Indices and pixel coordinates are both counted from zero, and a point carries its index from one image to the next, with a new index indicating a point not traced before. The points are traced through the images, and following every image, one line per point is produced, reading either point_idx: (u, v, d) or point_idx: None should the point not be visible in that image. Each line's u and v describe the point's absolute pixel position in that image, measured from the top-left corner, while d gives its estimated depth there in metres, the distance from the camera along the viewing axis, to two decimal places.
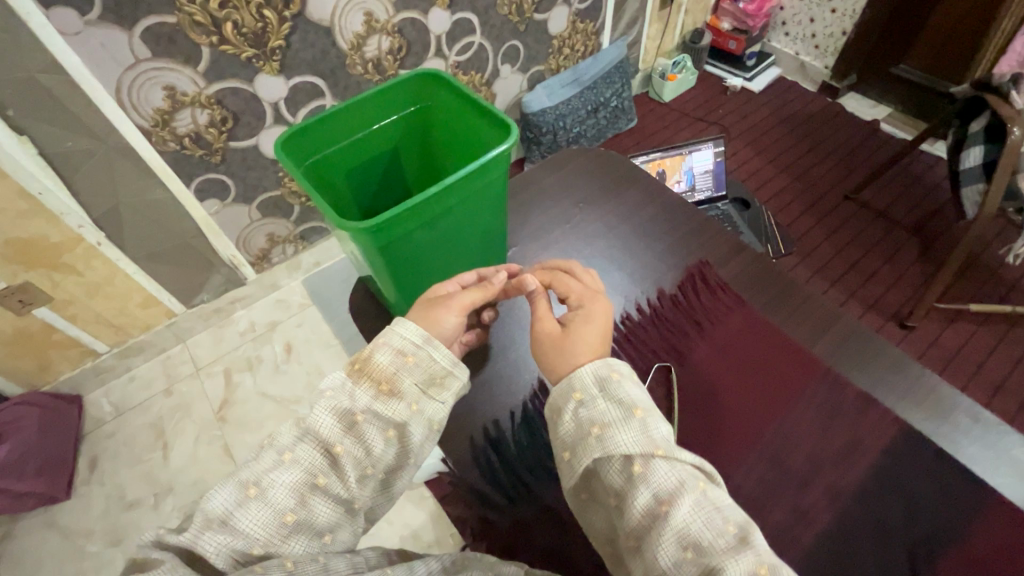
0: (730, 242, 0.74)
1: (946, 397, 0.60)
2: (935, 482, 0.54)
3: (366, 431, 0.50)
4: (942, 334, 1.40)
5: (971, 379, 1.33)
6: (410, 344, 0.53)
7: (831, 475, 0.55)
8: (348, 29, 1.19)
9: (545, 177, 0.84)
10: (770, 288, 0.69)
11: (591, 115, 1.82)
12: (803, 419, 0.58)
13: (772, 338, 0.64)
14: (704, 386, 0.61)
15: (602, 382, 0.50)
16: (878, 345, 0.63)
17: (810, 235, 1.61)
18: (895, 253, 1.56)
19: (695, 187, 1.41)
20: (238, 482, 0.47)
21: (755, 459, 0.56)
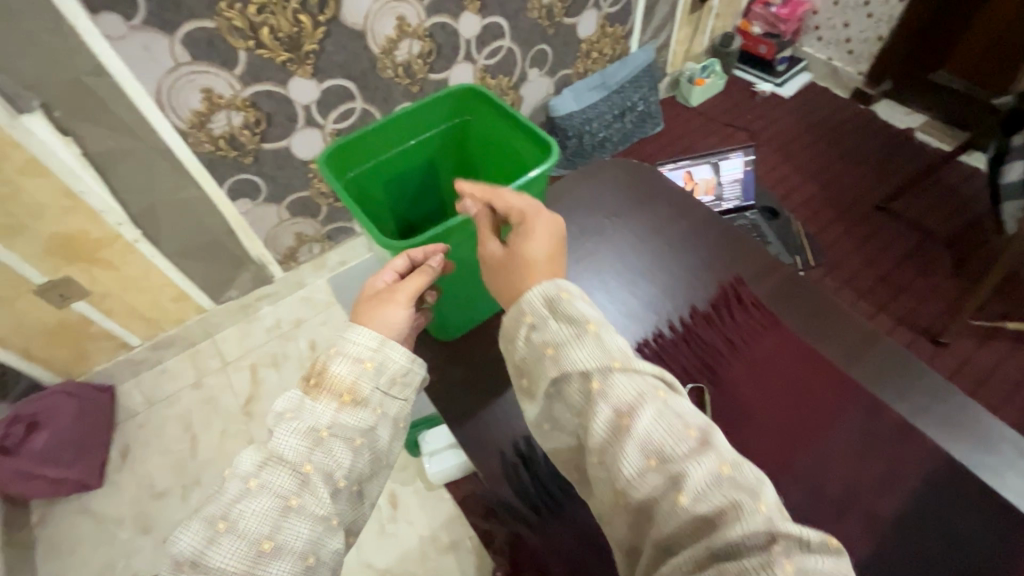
0: (765, 259, 0.73)
1: (989, 426, 0.59)
2: (975, 516, 0.53)
3: (332, 445, 0.51)
4: (976, 352, 1.36)
5: (1006, 400, 1.30)
6: (367, 351, 0.54)
7: (870, 505, 0.54)
8: (380, 34, 1.20)
9: (577, 187, 0.84)
10: (805, 308, 0.68)
11: (617, 119, 1.81)
12: (839, 445, 0.57)
13: (809, 363, 0.63)
14: (738, 408, 0.60)
15: (552, 304, 0.50)
16: (918, 370, 0.62)
17: (840, 246, 1.58)
18: (928, 267, 1.52)
19: (722, 196, 1.39)
20: (206, 517, 0.48)
21: (791, 485, 0.56)
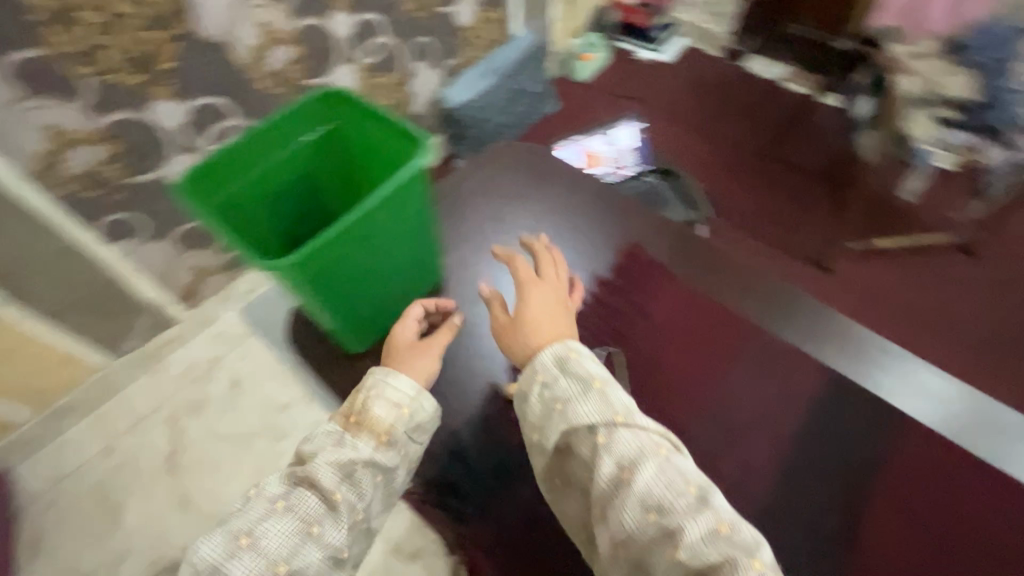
0: (655, 221, 0.77)
1: (852, 337, 0.68)
2: (857, 415, 0.60)
3: (361, 479, 0.57)
4: (859, 272, 1.53)
5: (888, 310, 1.47)
6: (406, 398, 0.60)
7: (772, 428, 0.59)
8: (244, 43, 1.12)
9: (470, 177, 0.84)
10: (696, 259, 0.73)
11: (513, 103, 1.79)
12: (741, 377, 0.63)
13: (703, 310, 0.68)
14: (649, 361, 0.64)
15: (560, 362, 0.57)
16: (793, 302, 0.70)
17: (733, 195, 1.71)
18: (810, 202, 1.67)
19: (620, 164, 1.47)
20: (228, 531, 0.54)
21: (704, 422, 0.60)
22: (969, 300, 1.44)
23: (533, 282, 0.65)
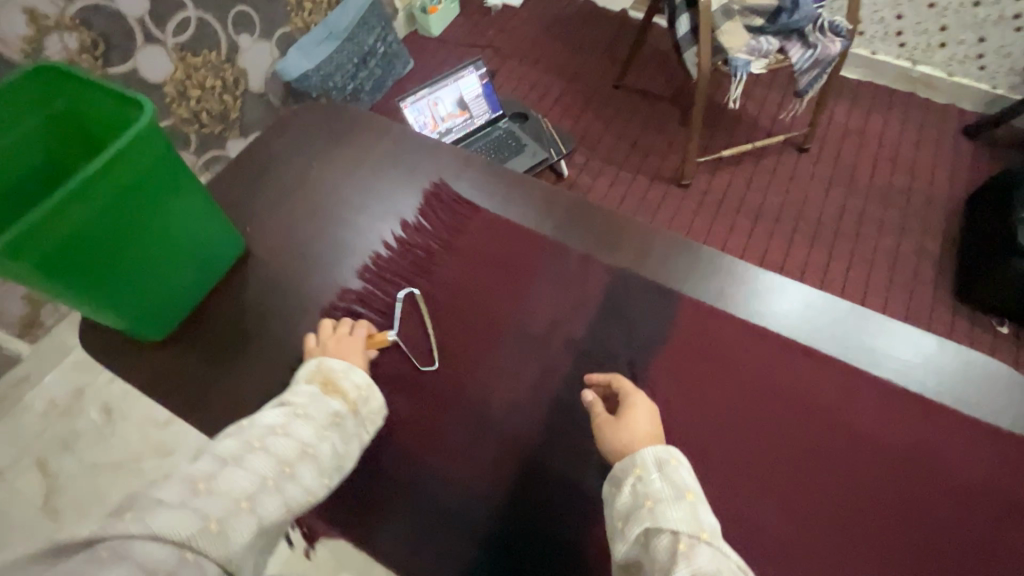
0: (453, 159, 0.85)
1: (640, 234, 0.76)
2: (637, 299, 0.71)
3: (331, 436, 0.60)
4: (710, 185, 1.65)
5: (738, 215, 1.60)
6: (361, 386, 0.65)
7: (565, 330, 0.71)
8: (9, 35, 1.00)
9: (277, 141, 0.89)
10: (494, 188, 0.82)
11: (361, 66, 1.76)
12: (535, 290, 0.73)
13: (500, 234, 0.77)
14: (456, 294, 0.74)
15: (661, 462, 0.54)
16: (584, 213, 0.79)
17: (593, 131, 1.76)
18: (664, 126, 1.76)
19: (472, 113, 1.45)
20: (231, 443, 0.54)
21: (505, 337, 0.71)
22: (800, 195, 1.62)
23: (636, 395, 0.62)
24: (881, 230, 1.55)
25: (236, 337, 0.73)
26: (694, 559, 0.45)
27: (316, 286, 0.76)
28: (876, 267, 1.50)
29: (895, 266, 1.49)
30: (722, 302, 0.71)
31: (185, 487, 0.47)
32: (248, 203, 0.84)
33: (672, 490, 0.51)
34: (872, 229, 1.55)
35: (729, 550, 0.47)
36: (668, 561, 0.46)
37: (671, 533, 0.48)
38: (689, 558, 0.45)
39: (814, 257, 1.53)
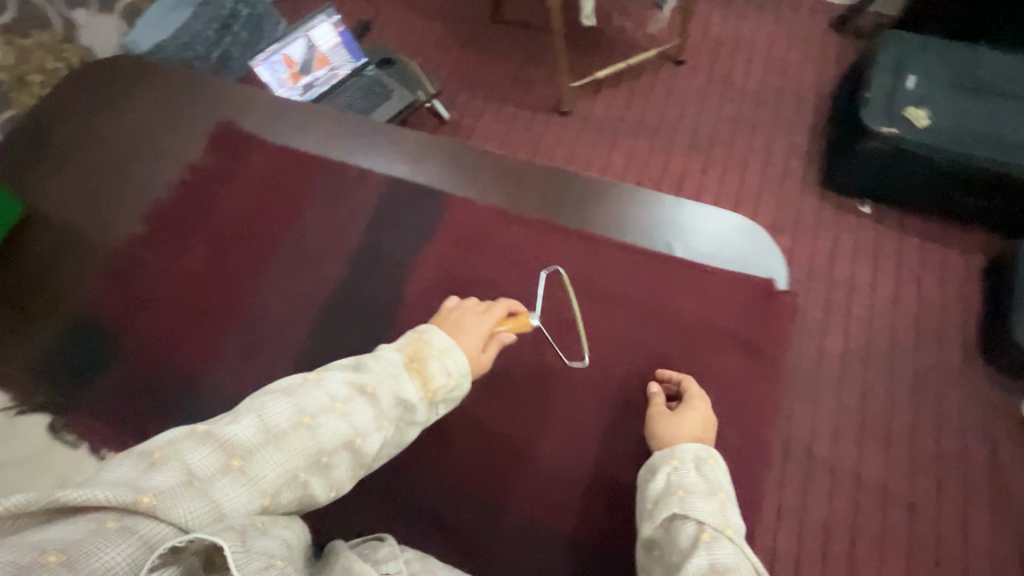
0: (241, 103, 0.93)
1: (403, 149, 0.88)
2: (401, 210, 0.82)
3: (387, 421, 0.61)
4: (591, 108, 1.65)
5: (619, 133, 1.61)
6: (453, 370, 0.66)
7: (338, 244, 0.81)
8: None
9: (75, 101, 0.96)
10: (277, 122, 0.91)
11: (225, 33, 1.58)
12: (307, 211, 0.83)
13: (280, 159, 0.87)
14: (236, 224, 0.84)
15: (699, 459, 0.62)
16: (359, 138, 0.89)
17: (475, 68, 1.74)
18: (544, 55, 1.74)
19: (334, 65, 1.43)
20: (295, 408, 0.57)
21: (279, 257, 0.81)
22: (678, 106, 1.64)
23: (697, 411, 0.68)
24: (754, 132, 1.59)
25: (46, 270, 0.83)
26: (713, 549, 0.54)
27: (117, 221, 0.86)
28: (749, 166, 1.55)
29: (767, 164, 1.55)
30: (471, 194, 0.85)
31: (219, 461, 0.52)
32: (48, 163, 0.92)
33: (705, 485, 0.60)
34: (745, 131, 1.60)
35: (751, 551, 0.55)
36: (690, 543, 0.55)
37: (696, 521, 0.57)
38: (710, 547, 0.54)
39: (693, 165, 1.56)
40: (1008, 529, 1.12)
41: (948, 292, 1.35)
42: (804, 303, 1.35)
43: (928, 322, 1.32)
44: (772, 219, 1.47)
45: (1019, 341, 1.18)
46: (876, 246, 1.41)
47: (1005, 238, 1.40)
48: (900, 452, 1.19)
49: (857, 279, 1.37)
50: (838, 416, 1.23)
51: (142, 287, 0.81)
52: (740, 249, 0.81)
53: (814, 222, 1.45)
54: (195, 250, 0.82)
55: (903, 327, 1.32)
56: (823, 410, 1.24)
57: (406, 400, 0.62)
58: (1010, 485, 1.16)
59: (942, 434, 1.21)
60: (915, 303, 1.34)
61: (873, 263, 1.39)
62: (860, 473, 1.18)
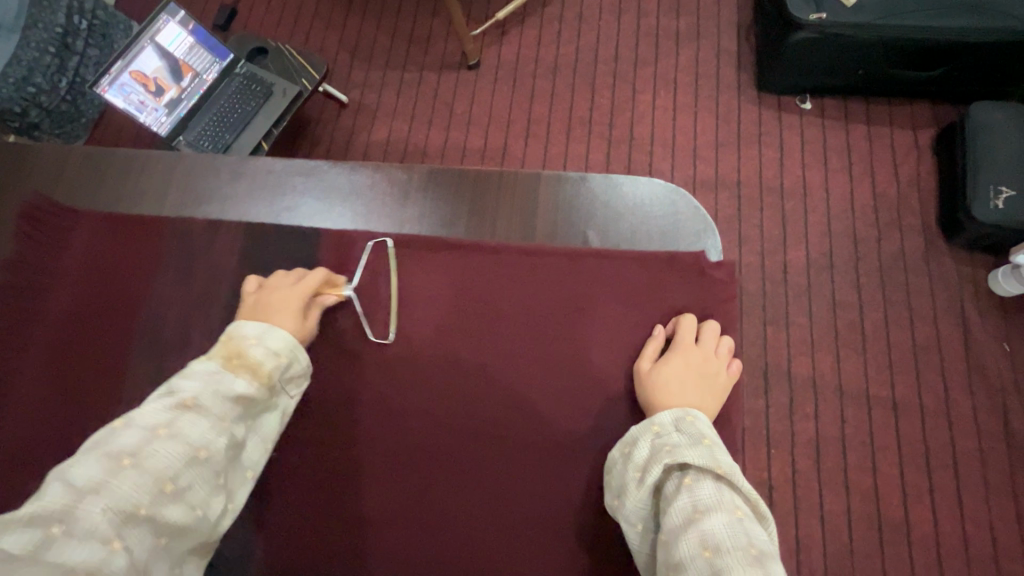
0: (56, 166, 0.76)
1: (263, 180, 0.74)
2: (274, 256, 0.68)
3: (224, 421, 0.49)
4: (500, 55, 1.48)
5: (536, 76, 1.46)
6: (275, 347, 0.56)
7: (206, 317, 0.67)
8: None
9: None
10: (104, 183, 0.75)
11: (67, 55, 1.31)
12: (160, 284, 0.68)
13: (111, 233, 0.71)
14: (76, 318, 0.68)
15: (681, 420, 0.55)
16: (206, 181, 0.74)
17: (362, 37, 1.54)
18: (436, 6, 1.55)
19: (197, 71, 1.23)
20: (103, 454, 0.42)
21: (136, 349, 0.66)
22: (593, 32, 1.48)
23: (693, 359, 0.61)
24: (679, 45, 1.45)
25: None
26: (696, 491, 0.47)
27: None
28: (680, 83, 1.42)
29: (698, 77, 1.42)
30: (352, 218, 0.71)
31: (36, 535, 0.36)
32: None
33: (688, 438, 0.53)
34: (669, 45, 1.46)
35: (743, 485, 0.48)
36: (672, 495, 0.49)
37: (678, 470, 0.50)
38: (693, 492, 0.47)
39: (621, 95, 1.42)
40: (990, 405, 1.12)
41: (902, 176, 1.29)
42: (760, 222, 1.28)
43: (885, 214, 1.27)
44: (713, 136, 1.36)
45: (980, 217, 1.13)
46: (823, 145, 1.33)
47: (950, 107, 1.33)
48: (878, 354, 1.17)
49: (809, 185, 1.30)
50: (812, 332, 1.19)
51: None
52: (664, 219, 0.69)
53: (757, 131, 1.35)
54: (29, 364, 0.66)
55: (862, 224, 1.26)
56: (796, 330, 1.20)
57: (242, 392, 0.51)
58: (987, 364, 1.15)
59: (915, 327, 1.18)
60: (871, 196, 1.28)
61: (824, 163, 1.32)
62: (842, 384, 1.16)
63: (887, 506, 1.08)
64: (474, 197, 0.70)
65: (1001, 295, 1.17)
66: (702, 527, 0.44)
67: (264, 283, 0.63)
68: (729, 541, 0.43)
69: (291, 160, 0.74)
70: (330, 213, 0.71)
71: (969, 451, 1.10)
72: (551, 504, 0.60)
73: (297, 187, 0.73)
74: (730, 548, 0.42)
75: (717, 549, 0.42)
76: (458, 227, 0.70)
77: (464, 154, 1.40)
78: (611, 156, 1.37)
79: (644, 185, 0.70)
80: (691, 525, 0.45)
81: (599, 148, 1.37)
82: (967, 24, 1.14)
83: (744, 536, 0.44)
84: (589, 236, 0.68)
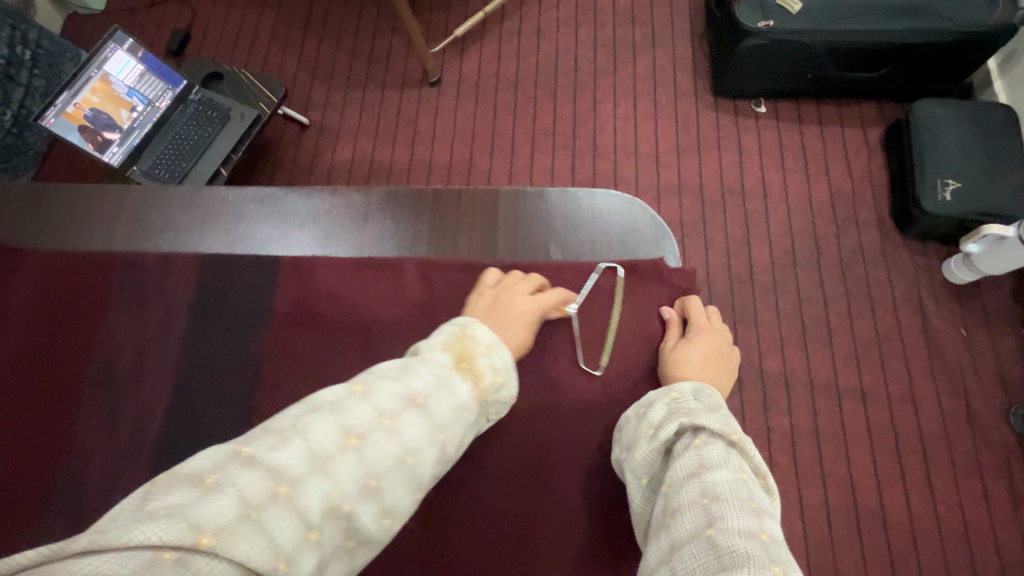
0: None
1: (216, 209, 0.72)
2: (232, 286, 0.66)
3: (440, 427, 0.46)
4: (461, 70, 1.49)
5: (498, 90, 1.47)
6: (497, 361, 0.52)
7: (161, 353, 0.64)
8: None
9: None
10: (48, 218, 0.72)
11: (10, 87, 1.26)
12: (111, 319, 0.66)
13: (57, 269, 0.68)
14: (21, 360, 0.65)
15: (699, 393, 0.52)
16: (156, 211, 0.72)
17: (321, 57, 1.53)
18: (394, 24, 1.55)
19: (150, 98, 1.20)
20: (338, 427, 0.43)
21: (87, 389, 0.63)
22: (552, 45, 1.50)
23: (710, 339, 0.61)
24: (636, 55, 1.49)
25: None
26: (706, 451, 0.45)
27: None
28: (639, 92, 1.45)
29: (656, 85, 1.45)
30: (310, 245, 0.70)
31: (269, 488, 0.38)
32: None
33: (705, 405, 0.50)
34: (626, 55, 1.49)
35: (753, 454, 0.46)
36: (680, 451, 0.47)
37: (690, 431, 0.48)
38: (702, 450, 0.45)
39: (583, 105, 1.44)
40: (951, 389, 1.16)
41: (856, 173, 1.34)
42: (724, 223, 1.31)
43: (843, 210, 1.31)
44: (674, 143, 1.39)
45: (929, 208, 1.18)
46: (779, 146, 1.37)
47: (895, 105, 1.39)
48: (844, 347, 1.20)
49: (769, 186, 1.34)
50: (780, 329, 1.22)
51: None
52: (621, 228, 0.70)
53: (716, 135, 1.39)
54: None
55: (822, 221, 1.30)
56: (765, 327, 1.22)
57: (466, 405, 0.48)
58: (946, 350, 1.19)
59: (878, 317, 1.22)
60: (827, 193, 1.32)
61: (781, 163, 1.36)
62: (812, 378, 1.18)
63: (864, 495, 1.10)
64: (433, 217, 0.70)
65: (953, 281, 1.22)
66: (705, 481, 0.43)
67: (503, 280, 0.61)
68: (730, 495, 0.41)
69: (245, 188, 0.72)
70: (288, 240, 0.70)
71: (935, 436, 1.13)
72: (530, 521, 0.58)
73: (251, 216, 0.71)
74: (730, 500, 0.41)
75: (717, 499, 0.41)
76: (419, 248, 0.69)
77: (430, 170, 1.40)
78: (576, 166, 1.38)
79: (603, 197, 0.71)
80: (695, 478, 0.43)
81: (564, 158, 1.39)
82: (905, 27, 1.20)
83: (747, 493, 0.42)
84: (550, 250, 0.69)
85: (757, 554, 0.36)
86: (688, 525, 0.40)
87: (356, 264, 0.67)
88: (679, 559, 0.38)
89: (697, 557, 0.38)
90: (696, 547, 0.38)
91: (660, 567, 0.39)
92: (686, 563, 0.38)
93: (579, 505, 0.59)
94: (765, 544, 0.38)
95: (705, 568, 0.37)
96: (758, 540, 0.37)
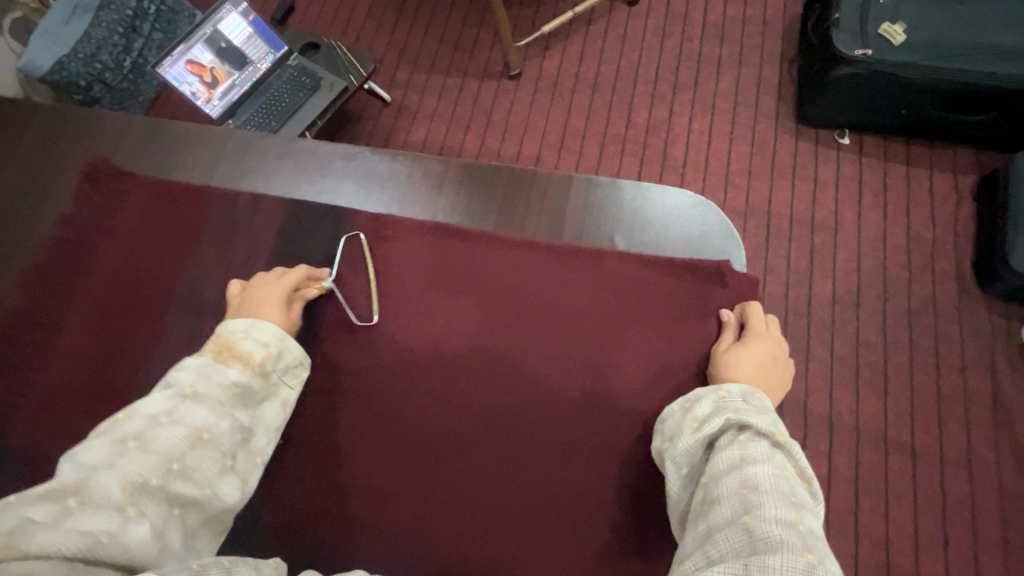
0: (119, 133, 0.81)
1: (306, 162, 0.77)
2: (311, 234, 0.71)
3: (221, 408, 0.53)
4: (542, 67, 1.52)
5: (575, 91, 1.48)
6: (269, 341, 0.60)
7: (242, 285, 0.70)
8: None
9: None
10: (162, 148, 0.79)
11: (133, 36, 1.38)
12: (206, 249, 0.72)
13: (165, 197, 0.75)
14: (127, 275, 0.72)
15: (749, 397, 0.51)
16: (254, 158, 0.77)
17: (410, 41, 1.59)
18: (484, 16, 1.60)
19: (251, 59, 1.27)
20: (112, 438, 0.47)
21: (177, 309, 0.69)
22: (635, 53, 1.51)
23: (767, 345, 0.59)
24: (719, 71, 1.46)
25: None
26: (750, 447, 0.45)
27: None
28: (718, 109, 1.42)
29: (736, 104, 1.42)
30: (387, 204, 0.73)
31: (53, 503, 0.41)
32: None
33: (752, 406, 0.50)
34: (710, 71, 1.47)
35: (798, 455, 0.46)
36: (723, 445, 0.46)
37: (735, 427, 0.47)
38: (746, 446, 0.45)
39: (657, 115, 1.43)
40: (1016, 462, 1.08)
41: (939, 221, 1.27)
42: (788, 252, 1.27)
43: (919, 256, 1.24)
44: (747, 163, 1.36)
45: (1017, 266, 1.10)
46: (859, 181, 1.32)
47: (994, 154, 1.31)
48: (900, 398, 1.14)
49: (841, 220, 1.29)
50: (832, 367, 1.17)
51: (21, 366, 0.69)
52: (690, 228, 0.70)
53: (793, 162, 1.35)
54: (81, 316, 0.70)
55: (894, 264, 1.24)
56: (816, 364, 1.18)
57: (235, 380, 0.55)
58: (1014, 418, 1.11)
59: (940, 373, 1.15)
60: (904, 237, 1.26)
61: (858, 199, 1.30)
62: (859, 425, 1.13)
63: (898, 555, 1.04)
64: (505, 194, 0.72)
65: None
66: (746, 473, 0.43)
67: (248, 283, 0.65)
68: (772, 488, 0.41)
69: (333, 145, 0.77)
70: (366, 197, 0.74)
71: (989, 509, 1.05)
72: (562, 498, 0.60)
73: (337, 170, 0.76)
74: (770, 492, 0.41)
75: (757, 490, 0.41)
76: (487, 222, 0.71)
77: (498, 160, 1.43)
78: (641, 175, 1.38)
79: (673, 196, 0.71)
80: (736, 470, 0.43)
81: (630, 166, 1.39)
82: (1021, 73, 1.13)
83: (789, 489, 0.41)
84: (615, 240, 0.69)
85: (791, 542, 0.37)
86: (725, 513, 0.41)
87: (426, 230, 0.70)
88: (713, 543, 0.39)
89: (730, 541, 0.38)
90: (730, 532, 0.39)
91: (695, 552, 0.40)
92: (719, 547, 0.39)
93: (607, 493, 0.60)
94: (802, 535, 0.38)
95: (741, 555, 0.37)
96: (795, 529, 0.38)
